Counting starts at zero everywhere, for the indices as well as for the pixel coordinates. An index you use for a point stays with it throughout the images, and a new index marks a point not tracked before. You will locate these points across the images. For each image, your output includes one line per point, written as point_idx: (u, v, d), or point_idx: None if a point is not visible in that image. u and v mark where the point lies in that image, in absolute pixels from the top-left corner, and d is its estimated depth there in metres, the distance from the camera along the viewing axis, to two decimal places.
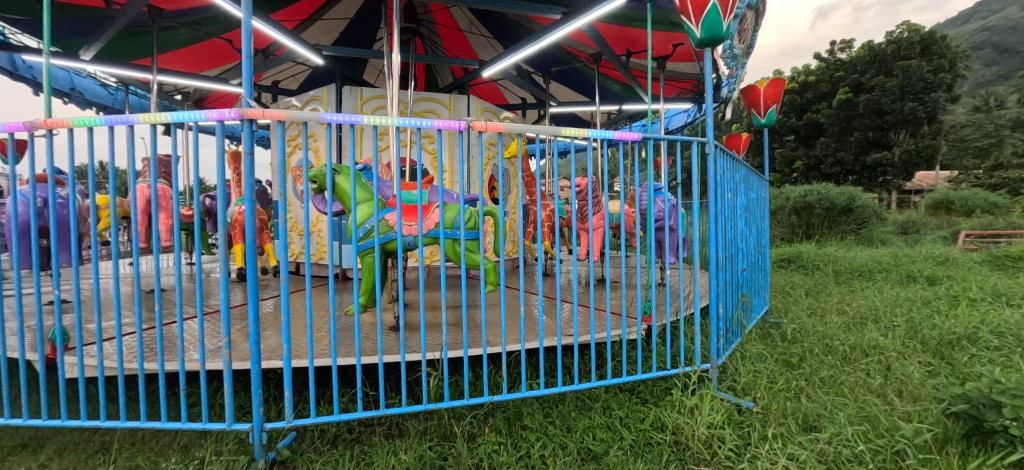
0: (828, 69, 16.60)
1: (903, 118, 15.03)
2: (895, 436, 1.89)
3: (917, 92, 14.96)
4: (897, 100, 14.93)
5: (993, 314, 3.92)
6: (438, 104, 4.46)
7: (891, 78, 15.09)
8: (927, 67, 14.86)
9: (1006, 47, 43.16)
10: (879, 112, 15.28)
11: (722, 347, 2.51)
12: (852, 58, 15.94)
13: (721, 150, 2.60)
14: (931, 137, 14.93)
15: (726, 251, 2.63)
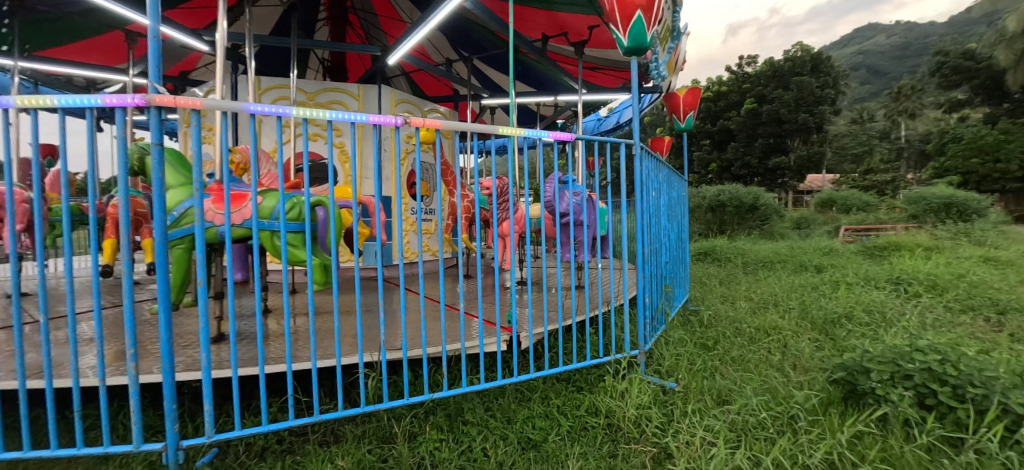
0: (738, 81, 18.48)
1: (798, 127, 17.05)
2: (788, 402, 2.27)
3: (808, 105, 17.00)
4: (793, 111, 16.91)
5: (865, 296, 4.69)
6: (345, 95, 4.23)
7: (788, 91, 17.07)
8: (816, 83, 16.97)
9: (875, 68, 50.39)
10: (779, 121, 17.19)
11: (648, 334, 2.83)
12: (757, 72, 17.83)
13: (647, 152, 2.95)
14: (818, 145, 17.09)
15: (650, 250, 2.97)
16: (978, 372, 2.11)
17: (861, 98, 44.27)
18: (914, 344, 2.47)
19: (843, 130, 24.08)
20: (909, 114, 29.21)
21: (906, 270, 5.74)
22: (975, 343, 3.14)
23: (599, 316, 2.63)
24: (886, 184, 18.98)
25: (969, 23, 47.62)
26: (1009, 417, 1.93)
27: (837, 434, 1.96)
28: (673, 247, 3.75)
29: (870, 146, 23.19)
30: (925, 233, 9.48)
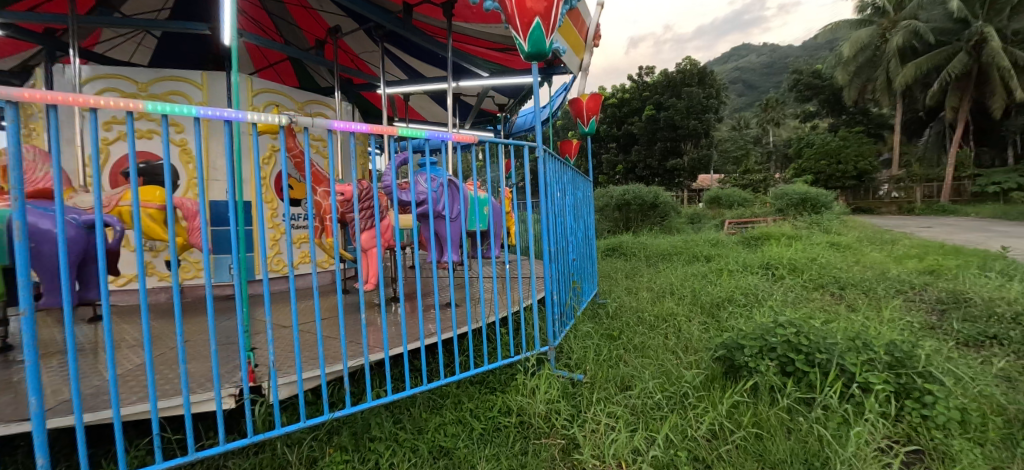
0: (638, 90, 19.98)
1: (689, 133, 18.84)
2: (680, 382, 2.49)
3: (697, 113, 18.82)
4: (685, 118, 18.65)
5: (743, 280, 5.33)
6: (186, 84, 3.46)
7: (680, 100, 18.76)
8: (703, 94, 18.86)
9: (748, 82, 57.52)
10: (674, 126, 18.86)
11: (556, 330, 2.90)
12: (654, 82, 19.39)
13: (551, 155, 3.05)
14: (706, 148, 19.04)
15: (557, 248, 3.09)
16: (823, 341, 2.50)
17: (737, 107, 50.23)
18: (778, 321, 2.86)
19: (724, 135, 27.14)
20: (774, 122, 33.71)
21: (775, 256, 6.62)
22: (822, 315, 3.75)
23: (511, 313, 2.62)
24: (759, 182, 21.71)
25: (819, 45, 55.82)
26: (846, 377, 2.33)
27: (718, 406, 2.20)
28: (580, 245, 3.92)
29: (746, 149, 26.38)
30: (790, 224, 10.99)
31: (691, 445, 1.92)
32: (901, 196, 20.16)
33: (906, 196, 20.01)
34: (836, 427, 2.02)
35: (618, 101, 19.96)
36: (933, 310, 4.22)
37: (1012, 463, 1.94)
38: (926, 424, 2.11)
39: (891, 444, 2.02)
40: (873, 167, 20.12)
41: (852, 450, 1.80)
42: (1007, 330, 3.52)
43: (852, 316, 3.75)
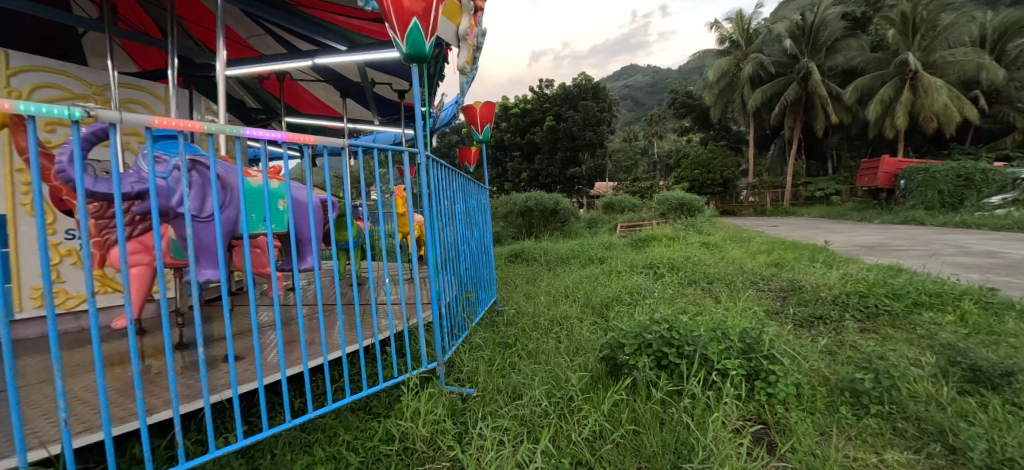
0: (539, 101, 20.81)
1: (585, 143, 19.94)
2: (567, 386, 2.54)
3: (592, 125, 19.88)
4: (582, 129, 19.70)
5: (630, 280, 5.70)
6: None
7: (577, 112, 19.78)
8: (598, 108, 20.06)
9: (634, 98, 63.09)
10: (573, 137, 19.86)
11: (446, 344, 2.77)
12: (553, 95, 20.30)
13: (434, 162, 2.89)
14: (600, 158, 20.34)
15: (445, 258, 2.93)
16: (690, 334, 2.74)
17: (626, 121, 54.80)
18: (653, 318, 3.06)
19: (616, 146, 29.33)
20: (657, 135, 37.31)
21: (659, 256, 7.21)
22: (693, 308, 4.18)
23: (403, 330, 2.36)
24: (646, 189, 23.79)
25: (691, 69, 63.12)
26: (708, 365, 2.57)
27: (601, 406, 2.30)
28: (473, 254, 3.79)
29: (635, 159, 28.79)
30: (672, 226, 12.12)
31: (575, 450, 1.97)
32: (755, 200, 23.50)
33: (758, 200, 23.36)
34: (701, 414, 2.22)
35: (521, 110, 21.03)
36: (777, 296, 4.95)
37: (833, 428, 2.33)
38: (770, 400, 2.43)
39: (745, 424, 2.29)
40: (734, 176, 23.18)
41: (713, 436, 2.00)
42: (828, 311, 4.22)
43: (716, 307, 4.23)
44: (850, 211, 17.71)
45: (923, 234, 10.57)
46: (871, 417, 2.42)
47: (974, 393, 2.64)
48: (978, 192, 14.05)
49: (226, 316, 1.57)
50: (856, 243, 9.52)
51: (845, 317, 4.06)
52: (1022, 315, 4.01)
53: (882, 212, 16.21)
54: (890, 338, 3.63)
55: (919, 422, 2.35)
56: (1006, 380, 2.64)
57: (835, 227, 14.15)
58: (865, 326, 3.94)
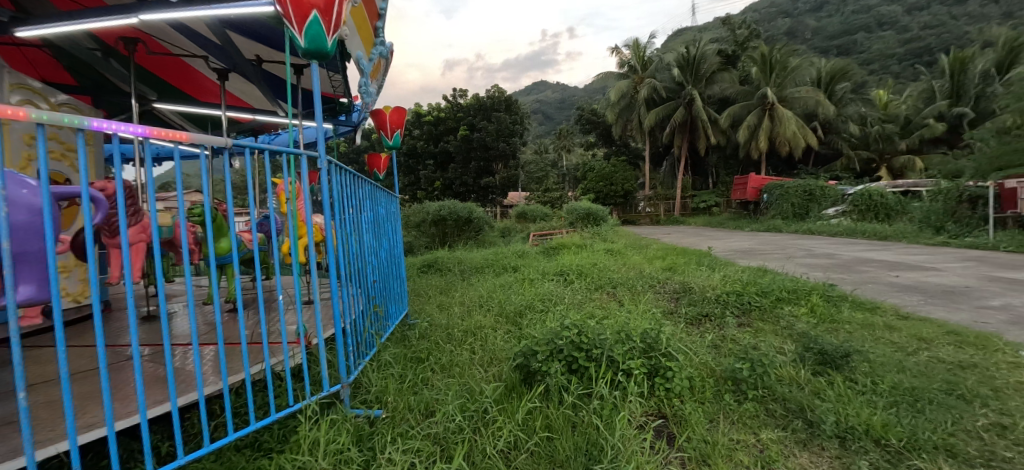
0: (453, 110, 20.79)
1: (498, 154, 20.21)
2: (481, 398, 2.49)
3: (505, 136, 20.20)
4: (495, 139, 19.93)
5: (543, 288, 5.82)
6: None
7: (490, 123, 20.02)
8: (511, 119, 20.48)
9: (543, 112, 65.84)
10: (486, 147, 20.03)
11: (353, 363, 2.57)
12: (466, 104, 20.38)
13: (338, 167, 2.64)
14: (513, 168, 20.77)
15: (350, 271, 2.71)
16: (597, 337, 2.85)
17: (538, 133, 56.91)
18: (563, 323, 3.14)
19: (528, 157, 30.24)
20: (566, 148, 39.26)
21: (569, 263, 7.50)
22: (600, 312, 4.38)
23: (306, 351, 2.10)
24: (556, 199, 24.79)
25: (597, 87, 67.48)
26: (614, 366, 2.70)
27: (515, 415, 2.30)
28: (380, 265, 3.57)
29: (546, 170, 29.84)
30: (581, 235, 12.73)
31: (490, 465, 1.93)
32: (651, 210, 25.65)
33: (654, 210, 25.53)
34: (610, 414, 2.32)
35: (434, 118, 20.81)
36: (671, 297, 5.40)
37: (720, 415, 2.58)
38: (668, 395, 2.62)
39: (649, 420, 2.44)
40: (633, 188, 25.12)
41: (620, 435, 2.10)
42: (713, 309, 4.70)
43: (619, 311, 4.48)
44: (727, 220, 20.10)
45: (784, 240, 12.31)
46: (749, 401, 2.72)
47: (825, 373, 3.09)
48: (820, 204, 16.66)
49: (57, 354, 1.24)
50: (733, 248, 10.80)
51: (727, 314, 4.55)
52: (854, 305, 4.83)
53: (751, 221, 18.62)
54: (761, 330, 4.14)
55: (785, 402, 2.70)
56: (846, 359, 3.12)
57: (716, 234, 15.97)
58: (742, 321, 4.45)
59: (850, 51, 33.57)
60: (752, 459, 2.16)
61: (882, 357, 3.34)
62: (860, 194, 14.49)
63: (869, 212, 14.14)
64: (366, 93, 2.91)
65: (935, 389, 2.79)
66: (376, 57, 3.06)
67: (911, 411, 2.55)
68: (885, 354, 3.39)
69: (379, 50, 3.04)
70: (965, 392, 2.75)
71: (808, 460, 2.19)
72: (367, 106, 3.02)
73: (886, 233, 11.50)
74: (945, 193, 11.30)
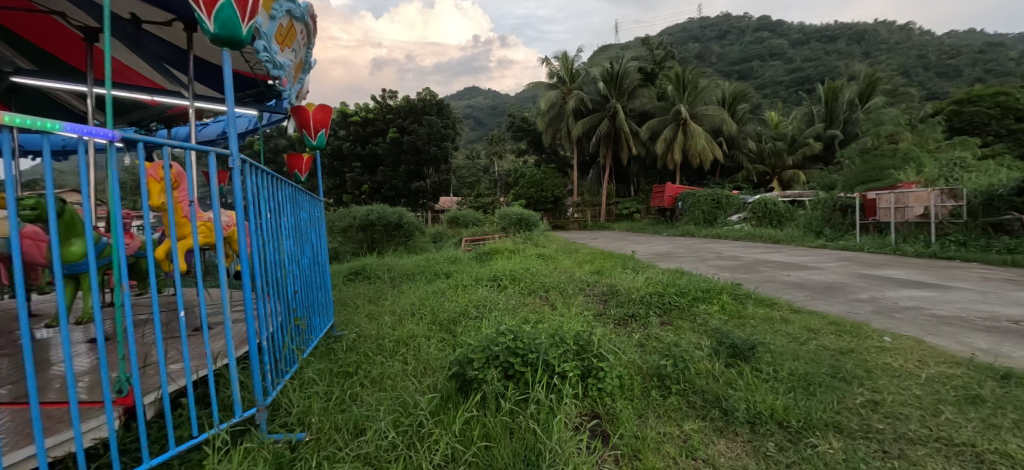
0: (382, 111, 20.12)
1: (430, 158, 19.84)
2: (415, 410, 2.36)
3: (436, 141, 19.85)
4: (427, 143, 19.51)
5: (476, 294, 5.74)
6: None
7: (421, 126, 19.59)
8: (443, 124, 20.18)
9: (474, 116, 66.04)
10: (417, 150, 19.58)
11: (271, 383, 2.33)
12: (396, 106, 19.82)
13: (253, 167, 2.38)
14: (445, 173, 20.52)
15: (268, 281, 2.46)
16: (532, 342, 2.84)
17: (469, 139, 56.87)
18: (499, 329, 3.10)
19: (460, 162, 30.05)
20: (497, 155, 39.65)
21: (501, 269, 7.50)
22: (533, 316, 4.39)
23: (214, 372, 1.86)
24: (488, 204, 24.83)
25: (526, 96, 68.96)
26: (550, 370, 2.71)
27: (452, 426, 2.22)
28: (303, 274, 3.30)
29: (478, 176, 29.86)
30: (512, 240, 12.83)
31: None
32: (579, 216, 26.53)
33: (581, 216, 26.43)
34: (546, 418, 2.31)
35: (361, 118, 19.97)
36: (600, 299, 5.58)
37: (648, 410, 2.68)
38: (600, 395, 2.67)
39: (584, 421, 2.47)
40: (562, 194, 25.90)
41: (557, 438, 2.09)
42: (638, 309, 4.92)
43: (552, 314, 4.54)
44: (648, 225, 21.39)
45: (697, 243, 13.34)
46: (673, 395, 2.86)
47: (735, 364, 3.33)
48: (726, 211, 18.26)
49: None
50: (654, 251, 11.46)
51: (651, 314, 4.78)
52: (757, 301, 5.30)
53: (668, 226, 19.94)
54: (680, 327, 4.40)
55: (702, 393, 2.87)
56: (752, 351, 3.40)
57: (639, 238, 16.86)
58: (663, 320, 4.70)
59: (748, 76, 37.44)
60: (677, 450, 2.27)
61: (782, 347, 3.68)
62: (757, 203, 16.09)
63: (765, 218, 15.76)
64: (276, 66, 2.56)
65: (823, 373, 3.12)
66: (281, 15, 2.58)
67: (805, 394, 2.82)
68: (784, 345, 3.74)
69: (284, 6, 2.54)
70: (846, 375, 3.11)
71: (725, 446, 2.34)
72: (282, 81, 2.70)
73: (780, 237, 12.83)
74: (822, 202, 12.85)
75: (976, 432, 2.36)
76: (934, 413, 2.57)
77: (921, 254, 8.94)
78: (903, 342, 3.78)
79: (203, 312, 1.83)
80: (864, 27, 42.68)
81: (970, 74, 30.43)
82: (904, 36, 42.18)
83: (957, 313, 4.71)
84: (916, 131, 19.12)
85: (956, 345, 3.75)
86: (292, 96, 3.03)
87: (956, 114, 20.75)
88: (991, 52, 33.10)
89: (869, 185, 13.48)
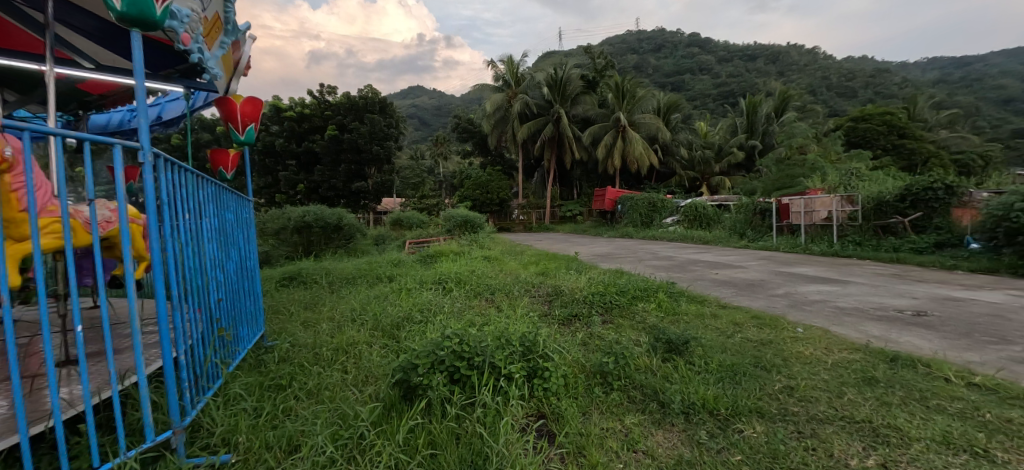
0: (320, 107, 19.22)
1: (371, 158, 19.20)
2: (355, 422, 2.25)
3: (379, 140, 19.23)
4: (369, 142, 18.85)
5: (420, 298, 5.60)
6: None
7: (363, 124, 18.89)
8: (386, 123, 19.52)
9: (417, 115, 64.89)
10: (358, 149, 18.87)
11: (190, 402, 2.12)
12: (335, 102, 18.97)
13: (168, 163, 2.15)
14: (388, 174, 19.97)
15: (186, 288, 2.23)
16: (478, 344, 2.79)
17: (413, 139, 55.78)
18: (444, 333, 3.03)
19: (404, 162, 29.32)
20: (442, 156, 39.20)
21: (446, 271, 7.39)
22: (479, 319, 4.35)
23: (119, 393, 1.65)
24: (433, 206, 24.45)
25: (471, 98, 68.88)
26: (495, 372, 2.68)
27: (395, 436, 2.13)
28: (228, 280, 3.04)
29: (422, 177, 29.34)
30: (457, 242, 12.69)
31: None
32: (524, 218, 26.78)
33: (527, 218, 26.70)
34: (492, 421, 2.29)
35: (297, 114, 18.90)
36: (545, 300, 5.65)
37: (591, 407, 2.73)
38: (546, 395, 2.69)
39: (529, 422, 2.47)
40: (507, 196, 26.09)
41: (504, 441, 2.08)
42: (581, 309, 5.03)
43: (498, 316, 4.52)
44: (590, 228, 22.04)
45: (636, 244, 13.92)
46: (615, 391, 2.93)
47: (671, 358, 3.49)
48: (662, 214, 19.20)
49: None
50: (595, 252, 11.81)
51: (593, 314, 4.89)
52: (689, 298, 5.61)
53: (609, 228, 20.67)
54: (621, 325, 4.54)
55: (641, 388, 2.98)
56: (686, 345, 3.57)
57: (582, 240, 17.26)
58: (605, 318, 4.83)
59: (681, 88, 39.72)
60: (619, 444, 2.33)
61: (712, 340, 3.90)
62: (689, 207, 17.04)
63: (695, 221, 16.75)
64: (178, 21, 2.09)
65: (748, 364, 3.34)
66: None
67: (733, 383, 3.01)
68: (713, 338, 3.97)
69: None
70: (766, 363, 3.35)
71: (663, 437, 2.42)
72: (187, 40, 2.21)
73: (709, 238, 13.67)
74: (745, 206, 13.88)
75: (874, 409, 2.62)
76: (839, 394, 2.82)
77: (827, 253, 9.90)
78: (813, 332, 4.14)
79: (106, 329, 1.63)
80: (779, 48, 46.79)
81: (864, 95, 34.33)
82: (812, 58, 46.77)
83: (856, 305, 5.25)
84: (823, 144, 21.19)
85: (855, 333, 4.17)
86: (212, 64, 2.53)
87: (853, 130, 23.31)
88: (880, 77, 37.55)
89: (784, 191, 14.73)
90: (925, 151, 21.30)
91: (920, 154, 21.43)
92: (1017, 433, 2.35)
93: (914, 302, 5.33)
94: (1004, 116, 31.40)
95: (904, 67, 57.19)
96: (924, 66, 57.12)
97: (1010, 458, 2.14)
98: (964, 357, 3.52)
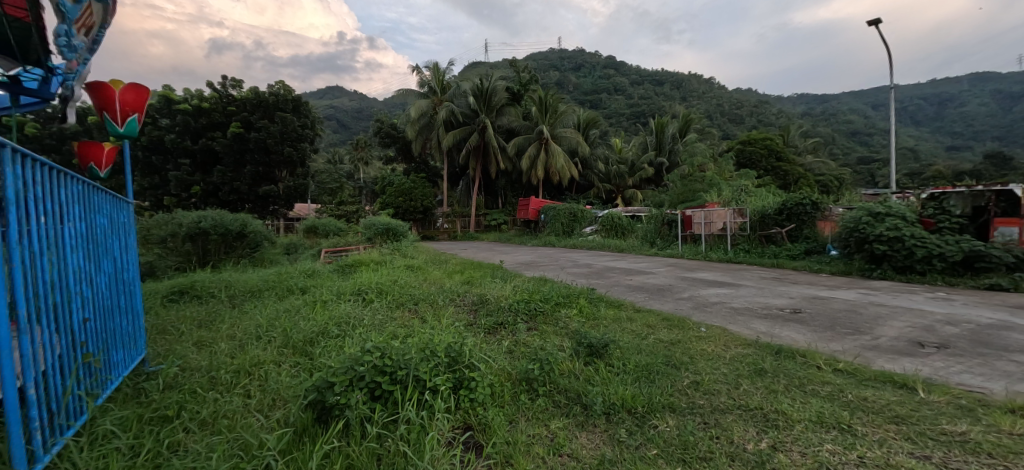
0: (222, 101, 17.50)
1: (282, 159, 17.84)
2: (260, 452, 2.01)
3: (291, 140, 17.96)
4: (278, 143, 17.51)
5: (337, 311, 5.21)
6: None
7: (273, 123, 17.48)
8: (298, 123, 18.23)
9: (336, 118, 61.88)
10: (266, 150, 17.44)
11: (39, 445, 1.74)
12: (241, 97, 17.35)
13: (20, 154, 1.79)
14: (301, 178, 18.70)
15: (38, 307, 1.84)
16: (400, 357, 2.65)
17: (330, 142, 52.87)
18: (364, 347, 2.82)
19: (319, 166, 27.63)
20: (363, 161, 37.77)
21: (366, 282, 7.00)
22: (402, 331, 4.14)
23: None
24: (352, 213, 23.21)
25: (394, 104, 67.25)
26: (420, 386, 2.55)
27: (307, 463, 1.93)
28: (99, 297, 2.58)
29: (340, 182, 27.90)
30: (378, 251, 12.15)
31: None
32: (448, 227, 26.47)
33: (450, 227, 26.41)
34: (417, 438, 2.17)
35: (193, 107, 17.00)
36: (470, 309, 5.55)
37: (518, 414, 2.70)
38: (472, 405, 2.61)
39: (456, 434, 2.39)
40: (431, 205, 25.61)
41: (429, 457, 1.99)
42: (507, 317, 5.01)
43: (422, 328, 4.34)
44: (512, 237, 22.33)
45: (556, 253, 14.37)
46: (541, 397, 2.93)
47: (593, 362, 3.58)
48: (581, 225, 19.94)
49: None
50: (519, 261, 12.01)
51: (519, 321, 4.90)
52: (606, 303, 5.84)
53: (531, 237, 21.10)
54: (546, 332, 4.59)
55: (564, 392, 3.01)
56: (606, 349, 3.69)
57: (505, 248, 17.41)
58: (530, 326, 4.86)
59: (598, 106, 42.12)
60: (546, 449, 2.32)
61: (629, 343, 4.08)
62: (606, 217, 17.90)
63: (611, 230, 17.62)
64: None
65: (660, 362, 3.53)
66: None
67: (647, 381, 3.15)
68: (630, 341, 4.15)
69: None
70: (676, 361, 3.56)
71: (586, 439, 2.46)
72: None
73: (623, 247, 14.46)
74: (654, 217, 14.90)
75: (764, 397, 2.88)
76: (736, 386, 3.07)
77: (722, 259, 10.92)
78: (713, 331, 4.51)
79: None
80: (682, 76, 51.42)
81: (750, 122, 38.93)
82: (708, 87, 52.10)
83: (746, 305, 5.81)
84: (718, 163, 23.48)
85: (746, 330, 4.60)
86: None
87: (742, 151, 26.19)
88: (762, 108, 42.83)
89: (686, 203, 16.04)
90: (796, 172, 24.49)
91: (792, 174, 24.57)
92: (872, 409, 2.70)
93: (791, 301, 6.02)
94: (853, 145, 37.29)
95: (780, 100, 65.76)
96: (795, 101, 66.22)
97: (868, 431, 2.45)
98: (831, 346, 4.02)
